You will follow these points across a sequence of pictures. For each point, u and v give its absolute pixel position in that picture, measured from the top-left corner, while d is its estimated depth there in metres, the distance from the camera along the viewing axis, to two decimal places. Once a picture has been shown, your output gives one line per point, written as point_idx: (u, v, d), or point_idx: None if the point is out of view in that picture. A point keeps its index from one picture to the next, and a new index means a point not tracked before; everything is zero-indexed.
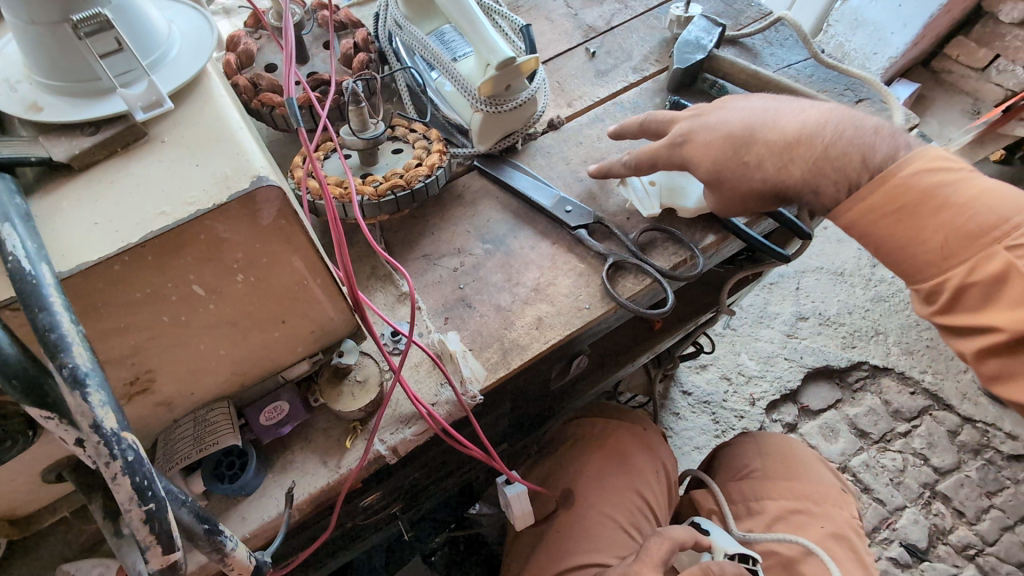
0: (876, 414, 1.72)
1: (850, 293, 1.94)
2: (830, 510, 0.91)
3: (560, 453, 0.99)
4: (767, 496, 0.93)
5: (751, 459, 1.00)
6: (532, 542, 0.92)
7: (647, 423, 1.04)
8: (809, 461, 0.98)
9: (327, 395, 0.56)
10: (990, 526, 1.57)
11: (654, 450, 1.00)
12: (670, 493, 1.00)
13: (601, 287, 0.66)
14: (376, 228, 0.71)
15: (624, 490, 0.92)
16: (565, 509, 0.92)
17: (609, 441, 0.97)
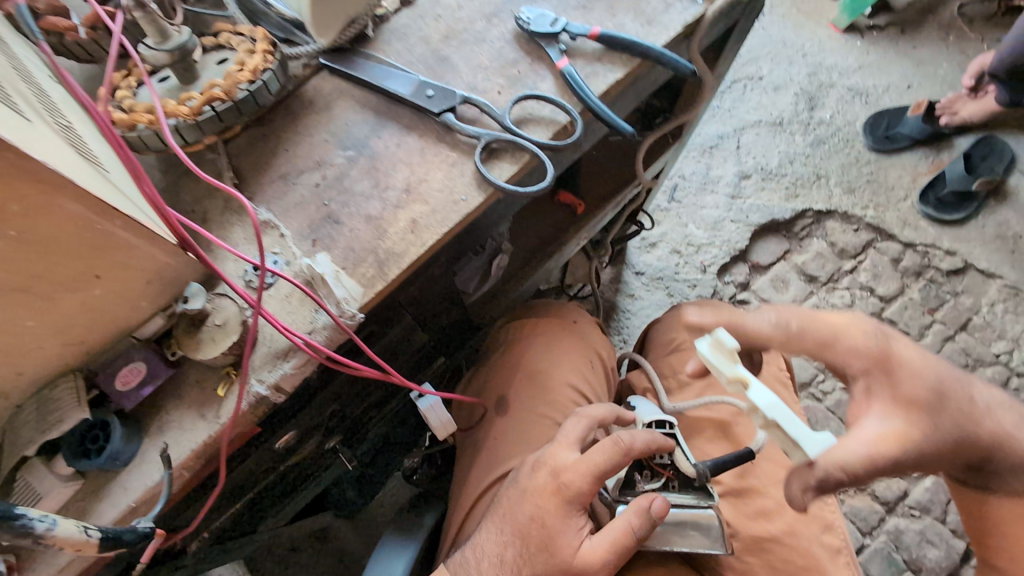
0: (823, 258, 1.75)
1: (790, 141, 1.92)
2: (756, 367, 0.90)
3: (491, 361, 0.96)
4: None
5: (682, 329, 0.98)
6: (472, 452, 0.89)
7: (577, 313, 1.01)
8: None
9: (185, 346, 0.51)
10: (932, 339, 1.64)
11: (589, 339, 0.98)
12: (608, 377, 0.98)
13: (476, 173, 0.60)
14: (221, 156, 0.63)
15: (556, 385, 0.89)
16: (501, 416, 0.88)
17: (539, 338, 0.95)
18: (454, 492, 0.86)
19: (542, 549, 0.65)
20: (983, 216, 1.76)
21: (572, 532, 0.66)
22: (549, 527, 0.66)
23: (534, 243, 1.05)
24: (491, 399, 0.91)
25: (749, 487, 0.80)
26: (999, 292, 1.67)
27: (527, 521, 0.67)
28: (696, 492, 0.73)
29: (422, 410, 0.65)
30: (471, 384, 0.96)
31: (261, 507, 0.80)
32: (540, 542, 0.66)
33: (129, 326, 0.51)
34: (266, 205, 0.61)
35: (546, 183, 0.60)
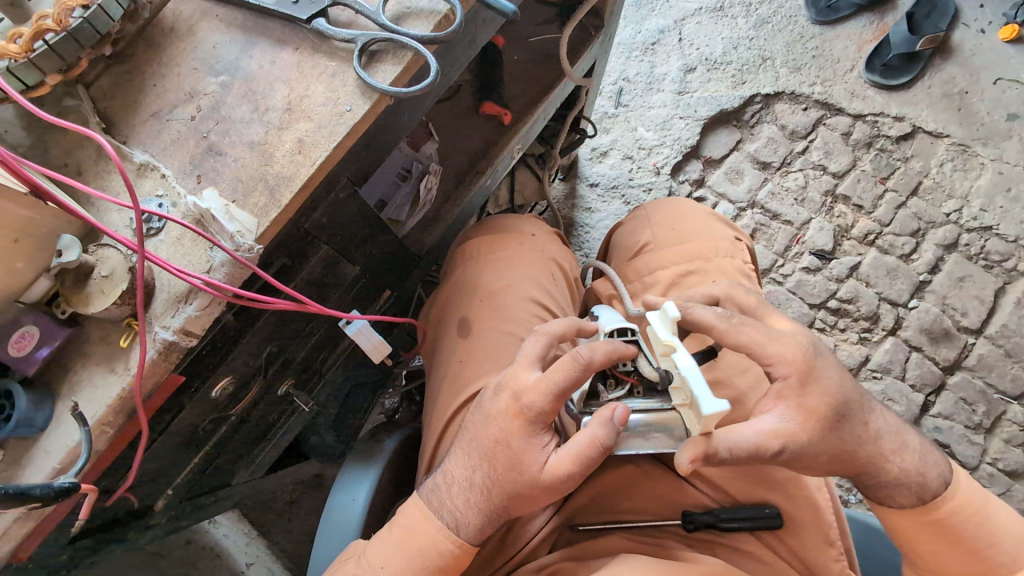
0: (775, 142, 1.73)
1: (732, 26, 1.85)
2: (721, 262, 0.86)
3: (449, 283, 0.92)
4: (659, 265, 0.87)
5: (643, 233, 0.95)
6: (437, 379, 0.85)
7: (535, 227, 0.99)
8: (701, 221, 0.93)
9: (73, 302, 0.49)
10: (886, 209, 1.65)
11: (547, 253, 0.95)
12: (569, 289, 0.96)
13: (359, 80, 0.57)
14: (83, 102, 0.58)
15: (519, 300, 0.86)
16: (463, 339, 0.85)
17: (496, 255, 0.91)
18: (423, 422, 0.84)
19: (509, 470, 0.63)
20: (929, 76, 1.73)
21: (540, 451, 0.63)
22: (515, 447, 0.63)
23: (464, 161, 1.02)
24: (451, 323, 0.88)
25: (718, 379, 0.77)
26: (948, 150, 1.67)
27: (493, 445, 0.64)
28: (660, 396, 0.68)
29: (352, 334, 0.68)
30: (431, 314, 0.93)
31: (226, 458, 0.78)
32: (508, 463, 0.63)
33: (13, 292, 0.48)
34: (141, 147, 0.57)
35: (433, 78, 0.57)
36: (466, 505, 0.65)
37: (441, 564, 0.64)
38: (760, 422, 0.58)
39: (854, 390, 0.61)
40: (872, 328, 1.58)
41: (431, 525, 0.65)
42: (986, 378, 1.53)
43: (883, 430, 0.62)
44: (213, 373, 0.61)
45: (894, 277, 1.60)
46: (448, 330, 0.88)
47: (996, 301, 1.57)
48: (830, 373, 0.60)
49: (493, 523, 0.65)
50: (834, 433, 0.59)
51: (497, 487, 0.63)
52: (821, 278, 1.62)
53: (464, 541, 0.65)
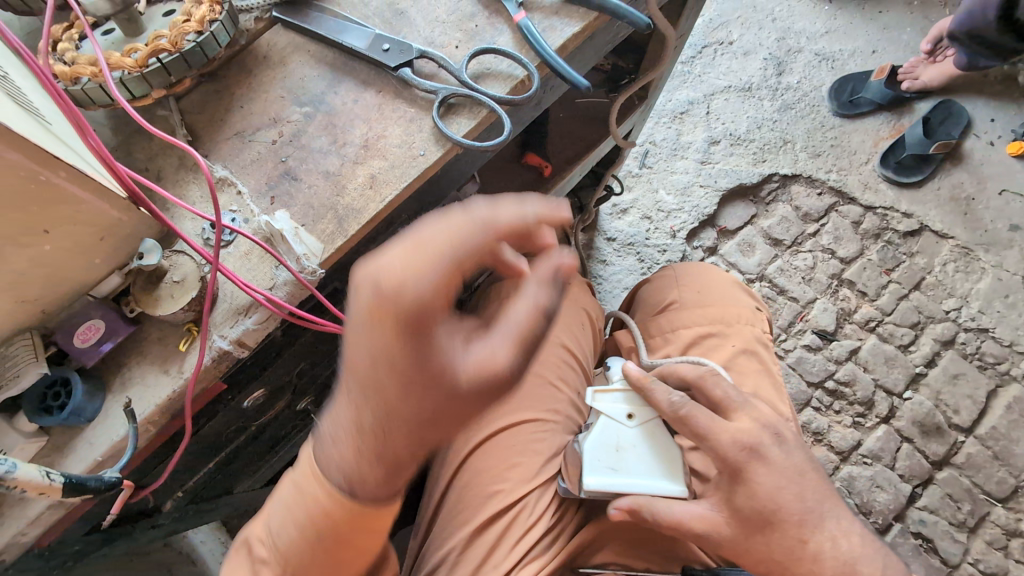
0: (788, 222, 1.80)
1: (758, 107, 1.94)
2: (741, 328, 0.90)
3: None
4: (683, 324, 0.91)
5: (670, 290, 0.98)
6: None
7: (573, 275, 1.02)
8: (726, 286, 0.97)
9: (142, 303, 0.51)
10: (889, 298, 1.70)
11: (581, 302, 0.97)
12: (595, 336, 0.99)
13: (434, 128, 0.61)
14: (172, 113, 0.62)
15: (550, 347, 0.90)
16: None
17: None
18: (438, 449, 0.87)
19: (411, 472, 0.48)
20: (939, 179, 1.82)
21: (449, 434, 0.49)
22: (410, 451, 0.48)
23: None
24: None
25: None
26: (951, 251, 1.74)
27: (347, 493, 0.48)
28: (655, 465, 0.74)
29: None
30: None
31: (235, 465, 0.79)
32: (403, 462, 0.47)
33: (86, 285, 0.51)
34: (222, 162, 0.60)
35: (504, 137, 0.61)
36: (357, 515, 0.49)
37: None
38: (689, 506, 0.65)
39: (794, 503, 0.62)
40: (866, 414, 1.60)
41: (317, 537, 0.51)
42: (973, 477, 1.54)
43: (827, 554, 0.61)
44: (252, 384, 0.63)
45: (892, 366, 1.64)
46: None
47: (987, 403, 1.60)
48: (766, 479, 0.62)
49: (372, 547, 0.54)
50: (758, 537, 0.62)
51: (386, 484, 0.48)
52: (820, 358, 1.66)
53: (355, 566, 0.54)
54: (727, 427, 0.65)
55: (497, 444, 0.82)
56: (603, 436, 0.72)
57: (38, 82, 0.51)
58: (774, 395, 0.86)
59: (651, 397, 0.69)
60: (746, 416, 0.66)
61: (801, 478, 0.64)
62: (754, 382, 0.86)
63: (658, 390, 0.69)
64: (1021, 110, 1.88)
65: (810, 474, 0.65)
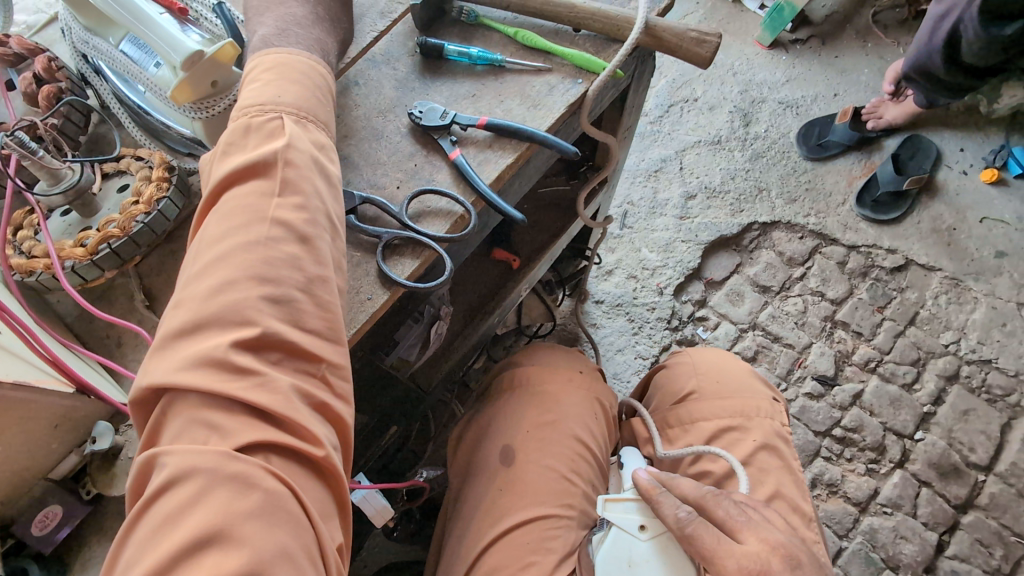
0: (774, 268, 1.80)
1: (730, 158, 1.99)
2: (761, 422, 0.89)
3: (493, 407, 0.96)
4: (702, 416, 0.91)
5: (687, 379, 0.98)
6: (470, 502, 0.87)
7: (583, 363, 1.02)
8: (745, 377, 0.96)
9: (99, 483, 0.52)
10: (885, 337, 1.68)
11: (593, 391, 0.98)
12: (608, 426, 0.97)
13: (380, 271, 0.63)
14: (131, 279, 0.64)
15: (561, 438, 0.88)
16: (506, 468, 0.87)
17: (544, 388, 0.94)
18: (449, 549, 0.86)
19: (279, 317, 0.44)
20: (918, 212, 1.83)
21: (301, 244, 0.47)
22: (235, 384, 0.41)
23: (473, 299, 1.09)
24: (495, 448, 0.89)
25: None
26: (941, 284, 1.73)
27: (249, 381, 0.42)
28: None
29: (355, 502, 0.69)
30: (469, 434, 0.96)
31: None
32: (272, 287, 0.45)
33: (42, 469, 0.52)
34: None
35: (447, 275, 0.64)
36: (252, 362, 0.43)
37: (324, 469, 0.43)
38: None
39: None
40: (879, 459, 1.54)
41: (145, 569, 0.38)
42: (1001, 518, 1.47)
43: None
44: None
45: (898, 407, 1.60)
46: (492, 457, 0.89)
47: (1003, 437, 1.55)
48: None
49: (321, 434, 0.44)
50: None
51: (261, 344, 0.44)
52: (824, 405, 1.62)
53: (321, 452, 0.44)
54: (736, 554, 0.62)
55: (510, 541, 0.80)
56: (616, 549, 0.73)
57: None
58: (795, 493, 0.84)
59: (657, 506, 0.70)
60: (755, 537, 0.64)
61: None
62: (776, 479, 0.84)
63: (666, 502, 0.70)
64: (987, 137, 1.91)
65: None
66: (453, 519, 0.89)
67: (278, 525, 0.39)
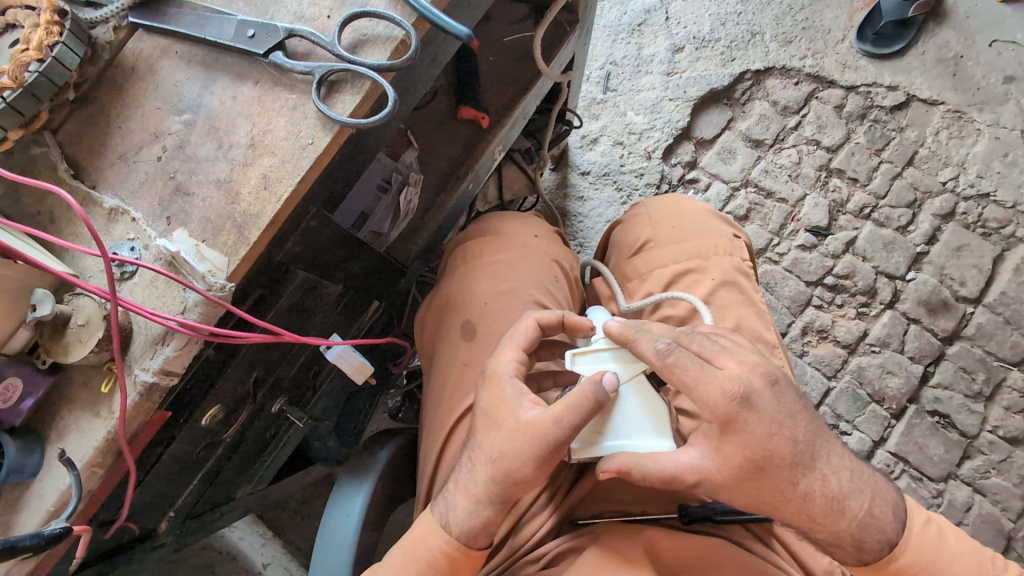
0: (767, 119, 1.70)
1: (719, 2, 1.80)
2: (718, 259, 0.87)
3: (449, 283, 0.94)
4: (659, 264, 0.89)
5: (642, 229, 0.96)
6: (438, 381, 0.87)
7: (539, 229, 1.00)
8: (700, 219, 0.94)
9: (53, 353, 0.51)
10: (882, 181, 1.62)
11: (551, 253, 0.96)
12: (571, 289, 0.96)
13: (318, 112, 0.57)
14: (51, 148, 0.59)
15: (519, 303, 0.87)
16: (466, 342, 0.86)
17: (497, 259, 0.92)
18: (426, 426, 0.86)
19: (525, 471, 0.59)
20: (923, 42, 1.68)
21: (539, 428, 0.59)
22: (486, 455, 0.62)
23: (445, 167, 1.03)
24: (456, 322, 0.89)
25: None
26: (943, 118, 1.63)
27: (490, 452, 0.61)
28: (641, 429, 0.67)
29: (332, 360, 0.70)
30: (430, 314, 0.94)
31: (225, 475, 0.82)
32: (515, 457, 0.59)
33: None
34: (111, 190, 0.58)
35: (392, 107, 0.57)
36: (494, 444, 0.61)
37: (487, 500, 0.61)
38: (680, 454, 0.60)
39: (786, 447, 0.58)
40: (869, 302, 1.55)
41: (437, 538, 0.62)
42: (986, 346, 1.51)
43: (817, 493, 0.59)
44: (203, 403, 0.64)
45: (891, 250, 1.58)
46: (453, 332, 0.88)
47: (994, 268, 1.54)
48: (756, 427, 0.57)
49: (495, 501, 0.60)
50: (749, 483, 0.58)
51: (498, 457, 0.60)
52: (817, 256, 1.60)
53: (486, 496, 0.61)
54: (716, 379, 0.58)
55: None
56: None
57: None
58: (757, 323, 0.84)
59: (635, 348, 0.61)
60: (736, 362, 0.59)
61: (795, 419, 0.59)
62: (737, 313, 0.83)
63: (643, 339, 0.61)
64: None
65: (804, 412, 0.60)
66: (426, 396, 0.90)
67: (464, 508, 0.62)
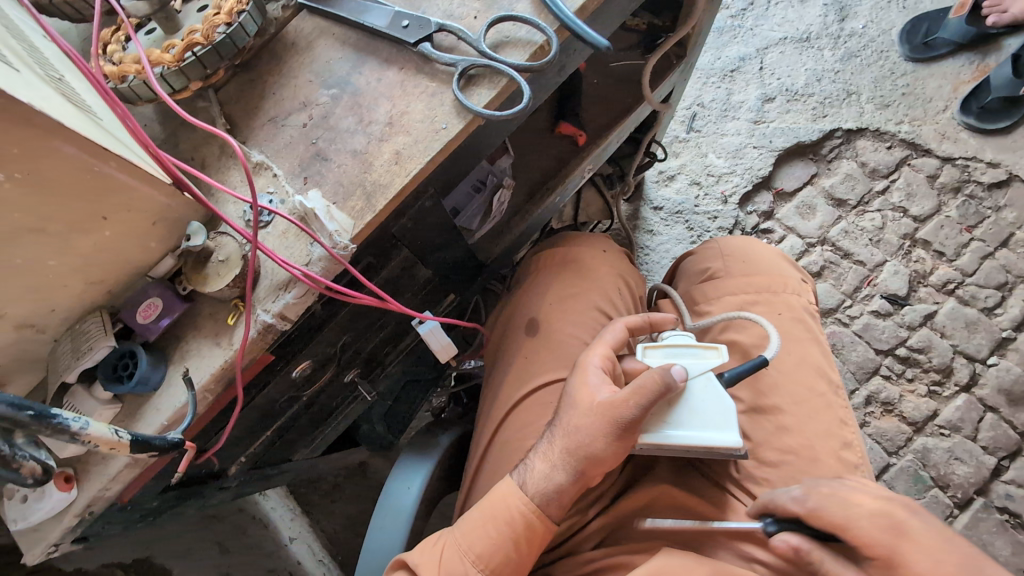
0: (853, 179, 1.66)
1: (818, 58, 1.80)
2: (788, 297, 0.85)
3: (520, 288, 0.96)
4: (725, 292, 0.87)
5: (713, 260, 0.93)
6: (500, 375, 0.88)
7: (607, 244, 1.01)
8: (772, 259, 0.91)
9: (194, 281, 0.56)
10: (970, 258, 1.55)
11: (619, 269, 0.97)
12: (635, 305, 0.97)
13: (456, 101, 0.61)
14: (212, 104, 0.66)
15: (586, 309, 0.89)
16: (529, 338, 0.88)
17: (566, 265, 0.95)
18: (480, 417, 0.87)
19: (600, 443, 0.59)
20: None
21: (611, 408, 0.59)
22: (562, 426, 0.63)
23: (536, 177, 1.07)
24: (521, 321, 0.91)
25: (769, 405, 0.75)
26: None
27: (570, 425, 0.62)
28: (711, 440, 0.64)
29: (423, 335, 0.73)
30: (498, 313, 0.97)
31: (291, 433, 0.86)
32: (590, 428, 0.60)
33: (144, 267, 0.55)
34: (259, 147, 0.64)
35: (524, 104, 0.60)
36: (573, 421, 0.62)
37: (561, 466, 0.61)
38: None
39: None
40: (943, 382, 1.47)
41: (515, 498, 0.61)
42: None
43: None
44: (298, 355, 0.68)
45: (973, 331, 1.50)
46: (518, 329, 0.90)
47: None
48: None
49: (567, 470, 0.60)
50: None
51: (577, 430, 0.61)
52: (890, 324, 1.53)
53: (560, 462, 0.61)
54: None
55: (538, 398, 0.82)
56: None
57: (100, 99, 0.53)
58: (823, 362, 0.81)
59: None
60: None
61: None
62: (800, 350, 0.80)
63: None
64: None
65: None
66: (485, 389, 0.92)
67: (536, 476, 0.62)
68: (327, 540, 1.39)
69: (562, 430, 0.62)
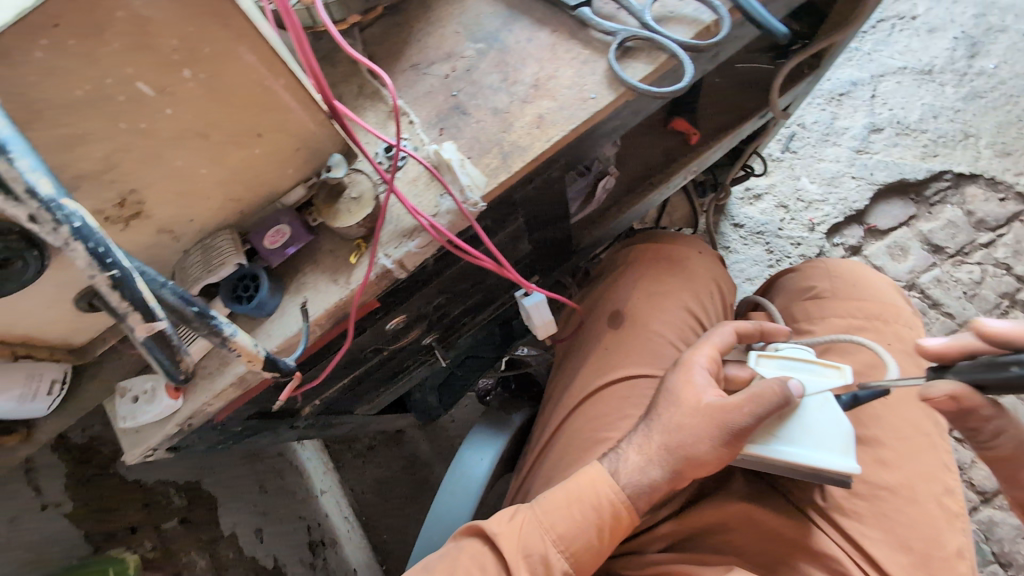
0: (955, 227, 1.55)
1: (938, 93, 1.67)
2: (901, 328, 0.79)
3: (607, 279, 0.93)
4: (831, 314, 0.83)
5: (819, 278, 0.88)
6: (576, 363, 0.86)
7: (704, 245, 0.96)
8: (884, 285, 0.85)
9: (324, 214, 0.55)
10: None
11: (714, 276, 0.93)
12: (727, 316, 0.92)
13: (609, 71, 0.59)
14: (356, 43, 0.66)
15: (675, 309, 0.86)
16: (613, 330, 0.85)
17: (659, 261, 0.91)
18: (550, 399, 0.85)
19: (706, 446, 0.57)
20: None
21: (723, 412, 0.57)
22: (664, 422, 0.61)
23: (639, 170, 1.03)
24: (604, 312, 0.88)
25: (872, 440, 0.71)
26: None
27: (673, 423, 0.60)
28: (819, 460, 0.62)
29: (527, 307, 0.72)
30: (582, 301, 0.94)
31: (362, 385, 0.85)
32: (696, 429, 0.58)
33: (278, 193, 0.55)
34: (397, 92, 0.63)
35: (682, 84, 0.58)
36: (677, 418, 0.60)
37: (659, 461, 0.59)
38: None
39: None
40: None
41: (606, 485, 0.59)
42: None
43: None
44: (397, 306, 0.67)
45: None
46: (602, 318, 0.88)
47: None
48: None
49: (665, 466, 0.59)
50: None
51: (682, 427, 0.59)
52: None
53: (658, 457, 0.59)
54: None
55: (614, 389, 0.78)
56: None
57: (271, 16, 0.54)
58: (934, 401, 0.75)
59: None
60: None
61: None
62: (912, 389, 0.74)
63: None
64: None
65: None
66: (557, 374, 0.90)
67: (630, 467, 0.60)
68: (355, 500, 1.39)
69: (664, 425, 0.60)
